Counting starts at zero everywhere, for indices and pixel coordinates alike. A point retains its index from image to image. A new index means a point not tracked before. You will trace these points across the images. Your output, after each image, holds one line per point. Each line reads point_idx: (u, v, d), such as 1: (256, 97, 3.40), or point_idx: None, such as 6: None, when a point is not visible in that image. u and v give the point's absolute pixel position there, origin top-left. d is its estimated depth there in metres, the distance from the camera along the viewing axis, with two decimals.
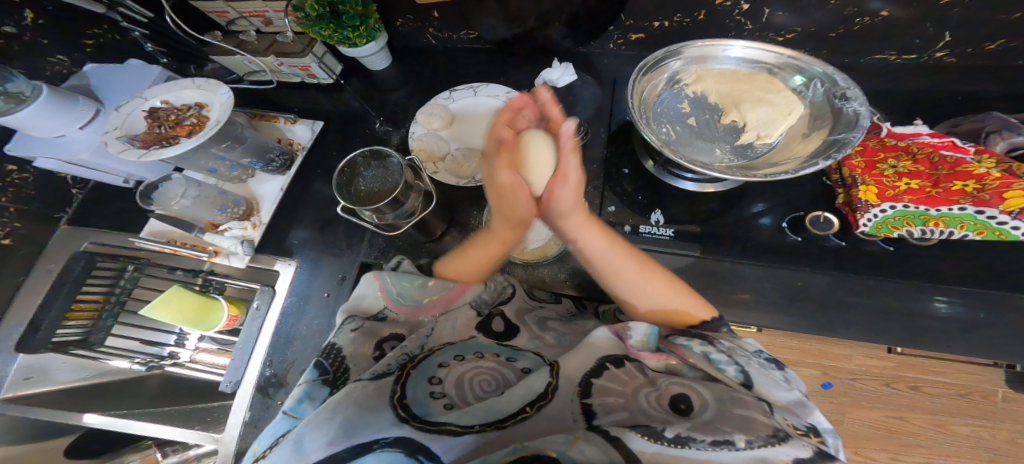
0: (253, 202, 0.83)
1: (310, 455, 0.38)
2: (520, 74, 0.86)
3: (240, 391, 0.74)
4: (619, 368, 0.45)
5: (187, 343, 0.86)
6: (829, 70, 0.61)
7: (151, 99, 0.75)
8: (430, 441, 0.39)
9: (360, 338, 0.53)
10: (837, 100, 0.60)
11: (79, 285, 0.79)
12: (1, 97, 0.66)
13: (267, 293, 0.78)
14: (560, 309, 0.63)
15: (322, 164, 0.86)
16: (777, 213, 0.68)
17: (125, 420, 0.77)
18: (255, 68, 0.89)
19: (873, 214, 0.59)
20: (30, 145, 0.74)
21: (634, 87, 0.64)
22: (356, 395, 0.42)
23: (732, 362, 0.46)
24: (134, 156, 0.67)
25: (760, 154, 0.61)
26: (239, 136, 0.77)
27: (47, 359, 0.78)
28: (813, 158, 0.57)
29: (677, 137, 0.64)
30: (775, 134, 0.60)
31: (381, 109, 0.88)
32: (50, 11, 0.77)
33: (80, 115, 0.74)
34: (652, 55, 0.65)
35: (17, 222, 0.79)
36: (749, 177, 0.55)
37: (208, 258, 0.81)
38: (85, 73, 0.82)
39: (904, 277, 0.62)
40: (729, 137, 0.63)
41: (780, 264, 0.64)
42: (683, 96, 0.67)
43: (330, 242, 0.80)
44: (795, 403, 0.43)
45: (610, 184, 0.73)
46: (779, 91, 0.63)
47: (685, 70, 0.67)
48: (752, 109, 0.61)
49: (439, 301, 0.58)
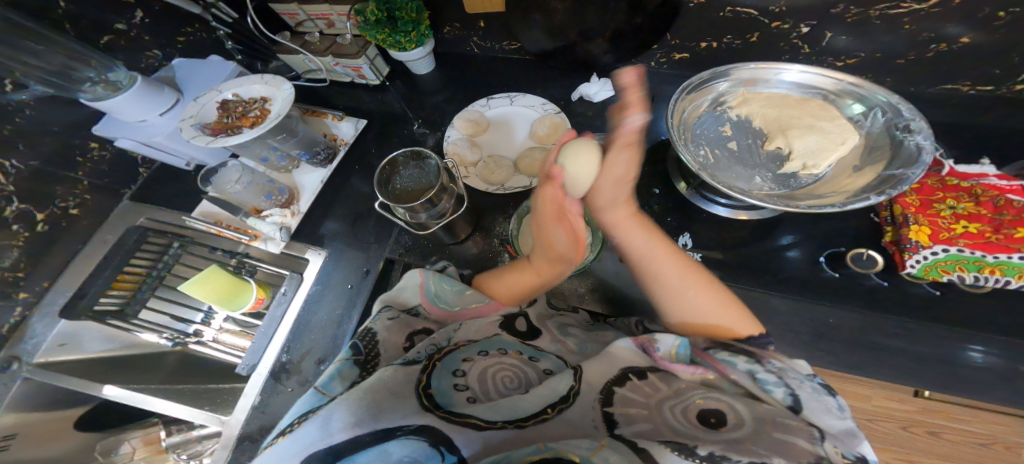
0: (295, 192, 0.85)
1: (335, 435, 0.39)
2: (558, 86, 0.86)
3: (254, 375, 0.75)
4: (642, 380, 0.44)
5: (212, 323, 0.91)
6: (892, 99, 0.59)
7: (224, 92, 0.78)
8: (453, 433, 0.39)
9: (395, 326, 0.54)
10: (898, 132, 0.58)
11: (127, 258, 0.82)
12: (102, 85, 0.72)
13: (295, 280, 0.80)
14: (578, 318, 0.62)
15: (359, 160, 0.88)
16: (815, 246, 0.65)
17: (141, 396, 0.81)
18: (313, 67, 0.92)
19: (922, 256, 0.57)
20: (117, 127, 0.79)
21: (675, 106, 0.63)
22: (387, 381, 0.43)
23: (781, 385, 0.44)
24: (202, 142, 0.70)
25: (805, 184, 0.60)
26: (293, 129, 0.81)
27: (84, 328, 0.80)
28: (864, 193, 0.55)
29: (715, 161, 0.63)
30: (823, 165, 0.58)
31: (420, 111, 0.90)
32: (157, 12, 0.83)
33: (163, 102, 0.78)
34: (698, 76, 0.65)
35: (87, 194, 0.83)
36: (791, 208, 0.53)
37: (248, 241, 0.83)
38: (173, 66, 0.88)
39: (945, 324, 0.59)
40: (772, 165, 0.62)
41: (811, 299, 0.62)
42: (726, 119, 0.66)
43: (358, 237, 0.81)
44: (846, 433, 0.40)
45: (638, 202, 0.72)
46: (834, 119, 0.61)
47: (731, 92, 0.67)
48: (800, 136, 0.60)
49: (472, 311, 0.58)
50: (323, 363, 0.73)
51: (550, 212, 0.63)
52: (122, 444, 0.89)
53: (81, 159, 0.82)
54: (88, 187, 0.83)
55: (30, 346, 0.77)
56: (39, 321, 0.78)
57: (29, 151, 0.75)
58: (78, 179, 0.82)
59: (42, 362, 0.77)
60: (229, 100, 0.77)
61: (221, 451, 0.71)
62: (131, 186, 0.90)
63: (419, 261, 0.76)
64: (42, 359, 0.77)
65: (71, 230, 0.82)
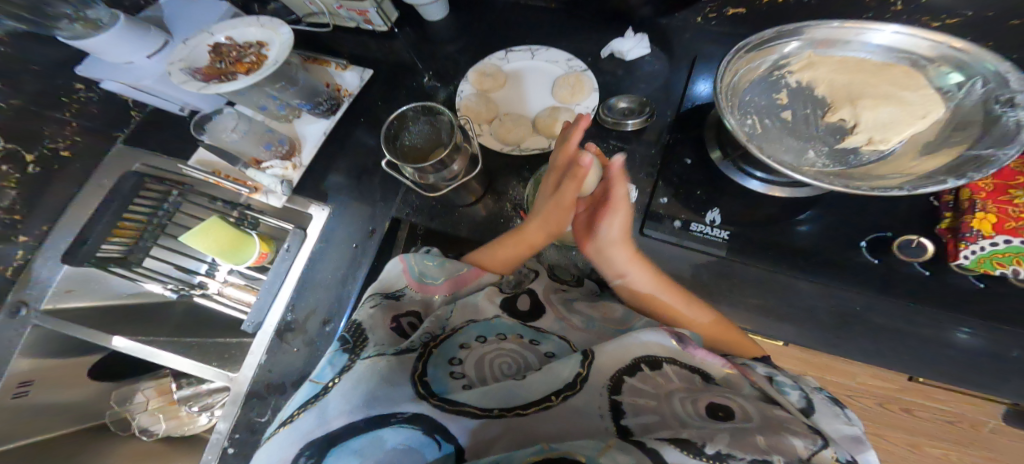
0: (297, 142, 0.79)
1: (331, 422, 0.39)
2: (584, 40, 0.78)
3: (261, 332, 0.75)
4: (654, 371, 0.42)
5: (216, 275, 0.88)
6: (1002, 66, 0.49)
7: (216, 34, 0.72)
8: (447, 421, 0.39)
9: (379, 312, 0.52)
10: (997, 104, 0.49)
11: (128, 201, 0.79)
12: (80, 23, 0.65)
13: (298, 235, 0.78)
14: (584, 291, 0.62)
15: (366, 113, 0.82)
16: (855, 229, 0.60)
17: (150, 349, 0.81)
18: (315, 9, 0.84)
19: (979, 247, 0.52)
20: (102, 68, 0.74)
21: (729, 66, 0.55)
22: (379, 368, 0.43)
23: (796, 387, 0.44)
24: (194, 87, 0.64)
25: (865, 161, 0.52)
26: (293, 77, 0.74)
27: (92, 273, 0.79)
28: (937, 175, 0.48)
29: (763, 131, 0.56)
30: (892, 139, 0.51)
31: (431, 62, 0.83)
32: None
33: (149, 42, 0.72)
34: (761, 34, 0.56)
35: (77, 135, 0.79)
36: (849, 189, 0.46)
37: (248, 193, 0.79)
38: (160, 6, 0.81)
39: (984, 321, 0.55)
40: (830, 138, 0.54)
41: (840, 283, 0.59)
42: (784, 85, 0.58)
43: (363, 194, 0.78)
44: (852, 438, 0.39)
45: (666, 172, 0.66)
46: (919, 89, 0.53)
47: (796, 55, 0.58)
48: (872, 107, 0.53)
49: (456, 280, 0.57)
50: (328, 324, 0.73)
51: (566, 201, 0.60)
52: (136, 394, 0.93)
53: (67, 99, 0.77)
54: (77, 129, 0.79)
55: (36, 291, 0.76)
56: (43, 265, 0.77)
57: (11, 90, 0.71)
58: (65, 120, 0.77)
59: (50, 309, 0.77)
60: (222, 43, 0.70)
61: (231, 406, 0.75)
62: (124, 128, 0.85)
63: (427, 221, 0.74)
64: (49, 306, 0.77)
65: (65, 175, 0.78)
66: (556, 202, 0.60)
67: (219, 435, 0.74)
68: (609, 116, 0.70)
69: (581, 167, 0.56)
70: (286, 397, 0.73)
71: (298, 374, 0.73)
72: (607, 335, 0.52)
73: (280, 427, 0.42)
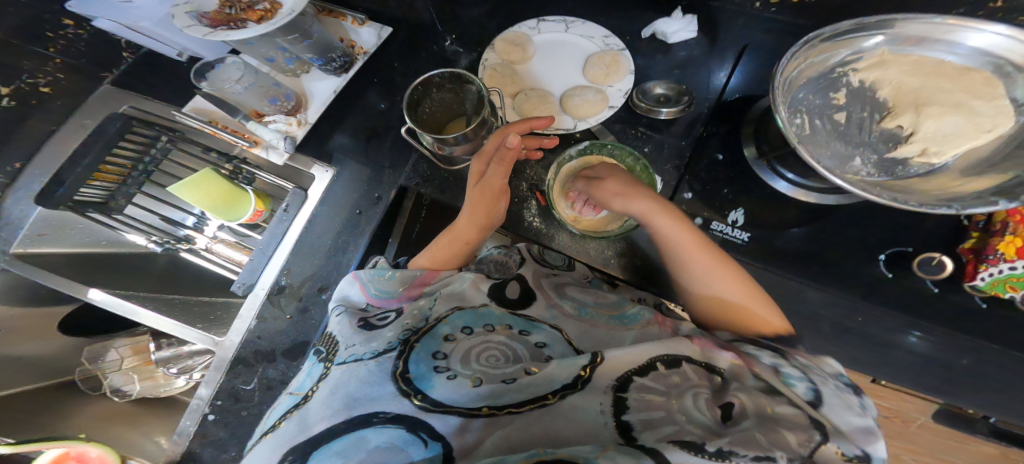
0: (303, 99, 0.74)
1: (312, 428, 0.41)
2: (622, 17, 0.73)
3: (251, 295, 0.72)
4: (671, 369, 0.42)
5: (205, 229, 0.84)
6: None
7: None
8: (431, 420, 0.40)
9: (345, 318, 0.55)
10: None
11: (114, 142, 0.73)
12: None
13: (299, 196, 0.74)
14: (576, 275, 0.63)
15: (380, 75, 0.77)
16: (876, 240, 0.59)
17: (130, 305, 0.76)
18: None
19: (997, 269, 0.52)
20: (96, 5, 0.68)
21: (789, 63, 0.51)
22: (359, 372, 0.45)
23: (804, 379, 0.42)
24: (198, 34, 0.59)
25: (913, 174, 0.51)
26: (308, 30, 0.68)
27: (69, 218, 0.73)
28: (987, 196, 0.45)
29: (811, 133, 0.55)
30: (948, 154, 0.49)
31: (455, 25, 0.77)
32: None
33: None
34: (836, 26, 0.52)
35: (61, 73, 0.74)
36: (897, 202, 0.44)
37: (247, 147, 0.73)
38: None
39: (985, 342, 0.56)
40: (881, 146, 0.53)
41: (846, 290, 0.59)
42: (843, 84, 0.56)
43: (370, 159, 0.74)
44: (863, 429, 0.37)
45: (693, 168, 0.64)
46: (992, 98, 0.49)
47: (869, 50, 0.54)
48: (936, 116, 0.50)
49: (413, 286, 0.60)
50: (324, 291, 0.71)
51: (494, 189, 0.62)
52: (109, 351, 0.87)
53: (52, 34, 0.74)
54: (60, 66, 0.74)
55: (6, 233, 0.70)
56: (15, 204, 0.71)
57: None
58: (49, 56, 0.74)
59: (18, 253, 0.71)
60: None
61: (214, 372, 0.71)
62: (114, 70, 0.79)
63: (437, 194, 0.72)
64: (19, 250, 0.71)
65: (43, 110, 0.73)
66: (483, 190, 0.62)
67: (199, 401, 0.70)
68: (644, 102, 0.67)
69: (507, 151, 0.59)
70: (274, 366, 0.70)
71: (288, 343, 0.70)
72: (596, 321, 0.54)
73: (265, 433, 0.45)
